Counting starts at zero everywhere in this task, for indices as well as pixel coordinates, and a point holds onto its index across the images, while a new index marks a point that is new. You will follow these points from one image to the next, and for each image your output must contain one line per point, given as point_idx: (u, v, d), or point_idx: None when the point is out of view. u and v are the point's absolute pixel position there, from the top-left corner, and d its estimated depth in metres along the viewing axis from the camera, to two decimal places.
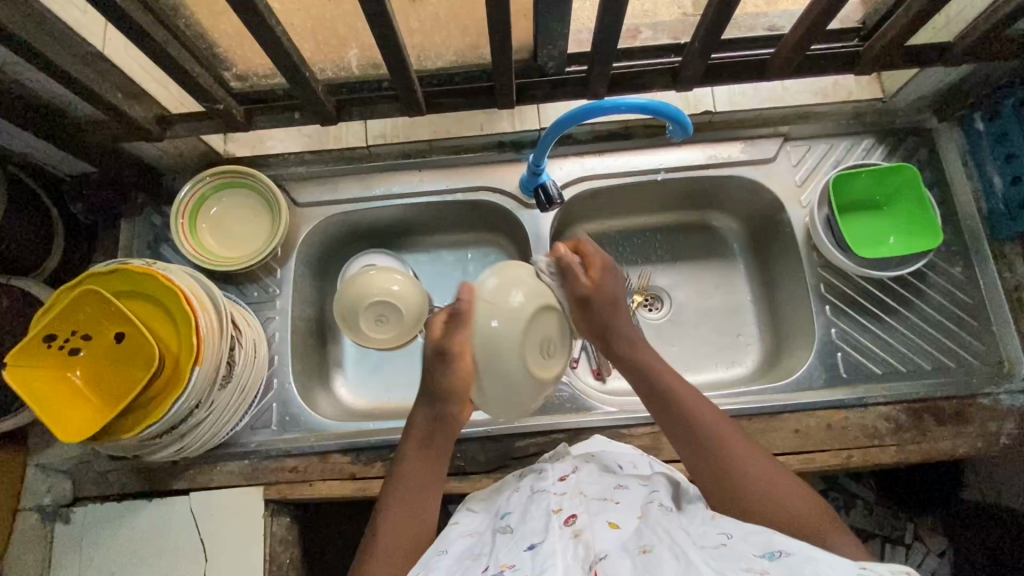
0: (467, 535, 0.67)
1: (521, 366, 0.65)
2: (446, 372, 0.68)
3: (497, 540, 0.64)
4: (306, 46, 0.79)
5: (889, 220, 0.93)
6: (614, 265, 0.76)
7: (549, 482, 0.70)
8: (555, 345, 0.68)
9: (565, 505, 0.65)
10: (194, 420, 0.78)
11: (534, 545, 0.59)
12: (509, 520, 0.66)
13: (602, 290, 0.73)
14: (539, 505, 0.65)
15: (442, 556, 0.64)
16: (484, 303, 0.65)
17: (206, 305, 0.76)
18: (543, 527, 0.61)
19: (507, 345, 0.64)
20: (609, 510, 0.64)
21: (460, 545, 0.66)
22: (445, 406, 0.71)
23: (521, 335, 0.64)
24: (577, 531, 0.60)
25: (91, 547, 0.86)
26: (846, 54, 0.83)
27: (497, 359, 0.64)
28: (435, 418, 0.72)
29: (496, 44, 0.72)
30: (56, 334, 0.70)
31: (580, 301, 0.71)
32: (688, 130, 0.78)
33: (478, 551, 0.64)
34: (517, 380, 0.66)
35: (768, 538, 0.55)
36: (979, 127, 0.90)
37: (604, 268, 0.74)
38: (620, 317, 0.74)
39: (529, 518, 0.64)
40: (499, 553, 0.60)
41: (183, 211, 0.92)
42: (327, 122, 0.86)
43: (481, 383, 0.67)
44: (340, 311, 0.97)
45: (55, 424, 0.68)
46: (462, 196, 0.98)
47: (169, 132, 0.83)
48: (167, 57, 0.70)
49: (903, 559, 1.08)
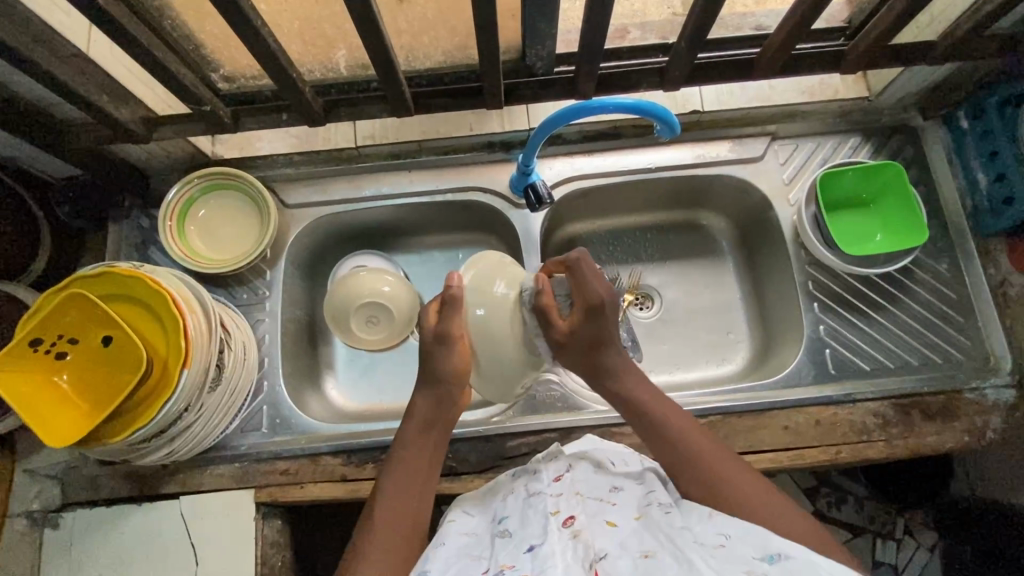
0: (465, 533, 0.68)
1: (510, 347, 0.74)
2: (445, 355, 0.73)
3: (496, 543, 0.63)
4: (294, 47, 0.79)
5: (876, 219, 0.94)
6: (602, 303, 0.72)
7: (544, 484, 0.70)
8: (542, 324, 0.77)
9: (563, 506, 0.64)
10: (183, 423, 0.77)
11: (534, 547, 0.59)
12: (507, 524, 0.66)
13: (580, 331, 0.73)
14: (536, 508, 0.65)
15: (441, 547, 0.65)
16: (472, 294, 0.74)
17: (194, 308, 0.76)
18: (541, 530, 0.61)
19: (495, 324, 0.73)
20: (607, 510, 0.64)
21: (458, 540, 0.66)
22: (447, 389, 0.74)
23: (506, 323, 0.73)
24: (576, 531, 0.59)
25: (80, 553, 0.85)
26: (832, 54, 0.84)
27: (491, 338, 0.73)
28: (437, 400, 0.74)
29: (484, 44, 0.72)
30: (43, 338, 0.70)
31: (558, 342, 0.74)
32: (675, 130, 0.78)
33: (478, 551, 0.64)
34: (504, 357, 0.75)
35: (768, 542, 0.58)
36: (964, 125, 0.91)
37: (588, 309, 0.72)
38: (608, 353, 0.74)
39: (527, 523, 0.64)
40: (499, 556, 0.61)
41: (171, 213, 0.92)
42: (315, 123, 0.86)
43: (477, 362, 0.75)
44: (329, 311, 0.98)
45: (42, 429, 0.67)
46: (452, 197, 0.98)
47: (155, 134, 0.83)
48: (153, 59, 0.69)
49: (893, 553, 1.11)
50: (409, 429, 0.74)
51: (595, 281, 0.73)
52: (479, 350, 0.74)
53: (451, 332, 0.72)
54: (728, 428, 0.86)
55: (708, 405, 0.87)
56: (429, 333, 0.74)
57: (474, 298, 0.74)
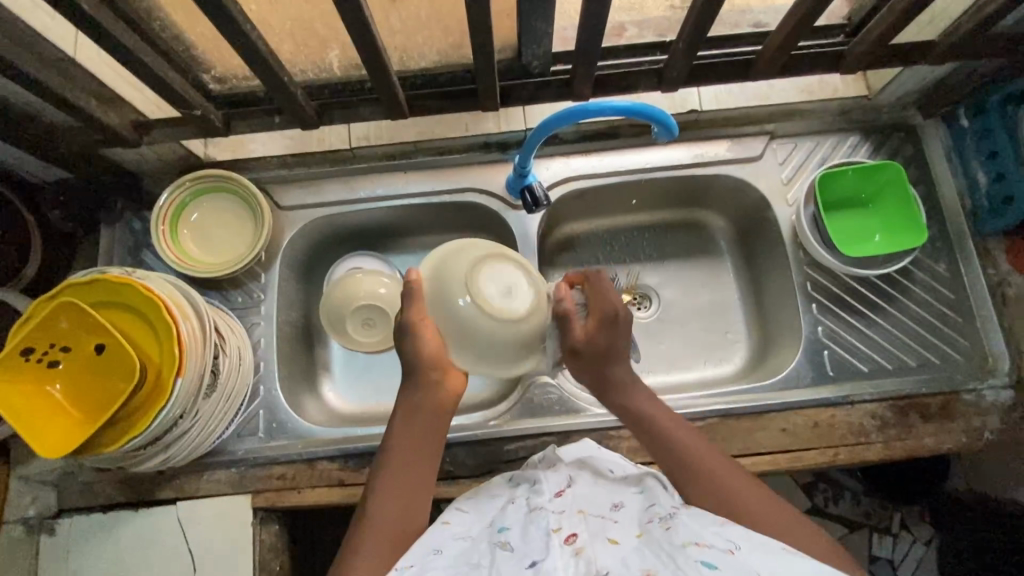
0: (461, 539, 0.67)
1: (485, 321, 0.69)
2: (415, 344, 0.72)
3: (496, 553, 0.63)
4: (285, 48, 0.77)
5: (875, 218, 0.93)
6: (619, 316, 0.73)
7: (546, 498, 0.69)
8: (516, 286, 0.69)
9: (565, 524, 0.64)
10: (179, 430, 0.77)
11: (535, 563, 0.60)
12: (508, 535, 0.65)
13: (595, 342, 0.72)
14: (537, 524, 0.64)
15: (437, 556, 0.64)
16: (434, 286, 0.72)
17: (187, 314, 0.75)
18: (543, 546, 0.61)
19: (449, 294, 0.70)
20: (609, 528, 0.64)
21: (455, 547, 0.66)
22: (423, 377, 0.73)
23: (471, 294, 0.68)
24: (578, 548, 0.60)
25: (77, 559, 0.85)
26: (831, 53, 0.83)
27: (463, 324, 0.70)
28: (419, 385, 0.73)
29: (479, 46, 0.71)
30: (34, 348, 0.69)
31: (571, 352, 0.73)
32: (673, 131, 0.77)
33: (477, 558, 0.63)
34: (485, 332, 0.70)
35: (779, 563, 0.56)
36: (964, 123, 0.91)
37: (604, 321, 0.73)
38: (619, 365, 0.75)
39: (528, 538, 0.63)
40: (499, 569, 0.60)
41: (161, 218, 0.90)
42: (307, 126, 0.85)
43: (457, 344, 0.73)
44: (326, 317, 0.97)
45: (37, 440, 0.67)
46: (448, 197, 0.97)
47: (147, 138, 0.82)
48: (140, 62, 0.68)
49: (889, 548, 1.11)
50: (400, 417, 0.73)
51: (610, 292, 0.74)
52: (447, 332, 0.73)
53: (412, 322, 0.72)
54: (726, 430, 0.86)
55: (706, 407, 0.87)
56: (394, 324, 0.74)
57: (434, 282, 0.72)
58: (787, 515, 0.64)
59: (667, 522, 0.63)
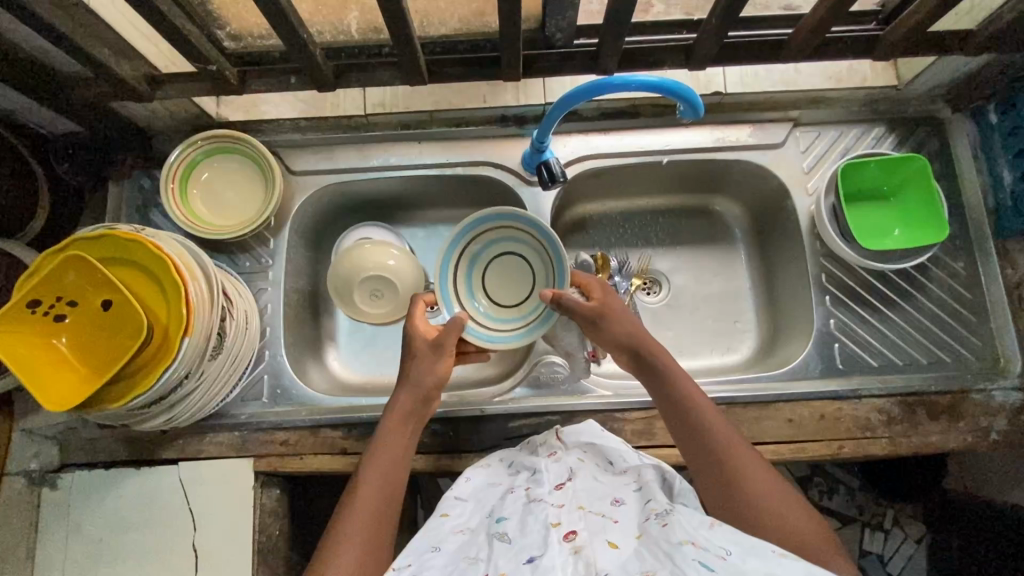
0: (458, 532, 0.69)
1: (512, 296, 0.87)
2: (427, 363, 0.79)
3: (493, 546, 0.64)
4: (304, 7, 0.76)
5: (896, 213, 0.91)
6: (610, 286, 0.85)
7: (545, 490, 0.70)
8: (506, 291, 0.87)
9: (565, 519, 0.64)
10: (183, 390, 0.76)
11: (533, 558, 0.60)
12: (505, 526, 0.66)
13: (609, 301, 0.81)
14: (536, 516, 0.66)
15: (435, 554, 0.65)
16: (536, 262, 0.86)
17: (195, 274, 0.74)
18: (541, 541, 0.62)
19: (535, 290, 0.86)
20: (608, 528, 0.63)
21: (452, 543, 0.67)
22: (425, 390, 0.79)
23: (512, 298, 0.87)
24: (577, 546, 0.60)
25: (76, 515, 0.85)
26: (865, 38, 0.81)
27: (507, 282, 0.87)
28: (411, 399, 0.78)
29: (506, 14, 0.69)
30: (41, 301, 0.68)
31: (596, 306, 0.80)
32: (699, 111, 0.75)
33: (474, 552, 0.65)
34: (496, 287, 0.87)
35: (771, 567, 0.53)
36: (992, 119, 0.89)
37: (602, 288, 0.83)
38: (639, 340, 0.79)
39: (526, 530, 0.64)
40: (495, 561, 0.61)
41: (170, 177, 0.89)
42: (324, 87, 0.83)
43: (506, 279, 0.87)
44: (334, 284, 0.95)
45: (40, 391, 0.66)
46: (462, 170, 0.95)
47: (159, 92, 0.81)
48: (156, 11, 0.66)
49: (880, 543, 1.12)
50: (387, 425, 0.76)
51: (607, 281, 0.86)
52: (505, 277, 0.87)
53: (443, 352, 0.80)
54: (733, 418, 0.86)
55: (710, 394, 0.87)
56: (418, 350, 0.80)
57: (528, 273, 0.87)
58: (815, 534, 0.64)
59: (664, 519, 0.61)
